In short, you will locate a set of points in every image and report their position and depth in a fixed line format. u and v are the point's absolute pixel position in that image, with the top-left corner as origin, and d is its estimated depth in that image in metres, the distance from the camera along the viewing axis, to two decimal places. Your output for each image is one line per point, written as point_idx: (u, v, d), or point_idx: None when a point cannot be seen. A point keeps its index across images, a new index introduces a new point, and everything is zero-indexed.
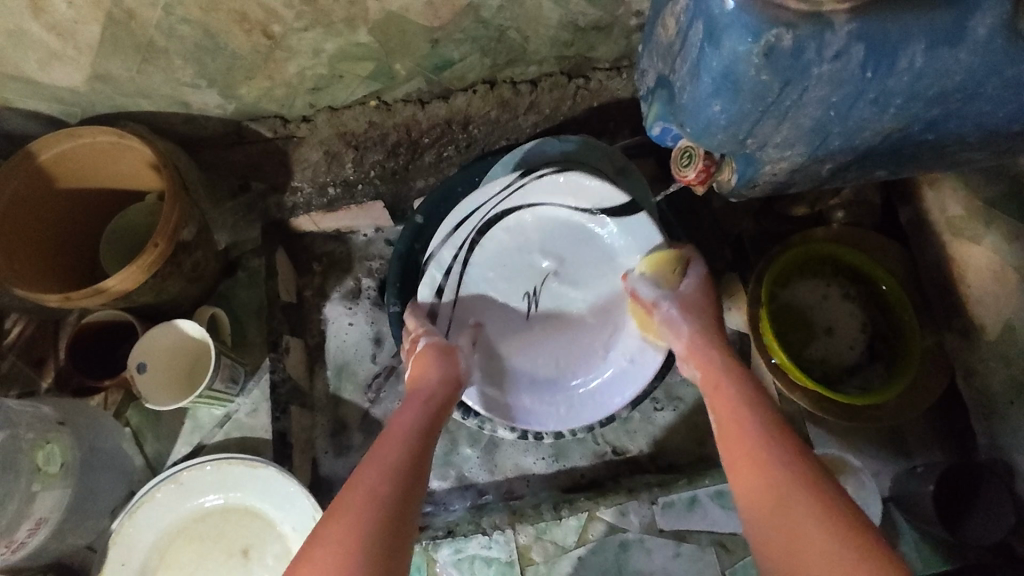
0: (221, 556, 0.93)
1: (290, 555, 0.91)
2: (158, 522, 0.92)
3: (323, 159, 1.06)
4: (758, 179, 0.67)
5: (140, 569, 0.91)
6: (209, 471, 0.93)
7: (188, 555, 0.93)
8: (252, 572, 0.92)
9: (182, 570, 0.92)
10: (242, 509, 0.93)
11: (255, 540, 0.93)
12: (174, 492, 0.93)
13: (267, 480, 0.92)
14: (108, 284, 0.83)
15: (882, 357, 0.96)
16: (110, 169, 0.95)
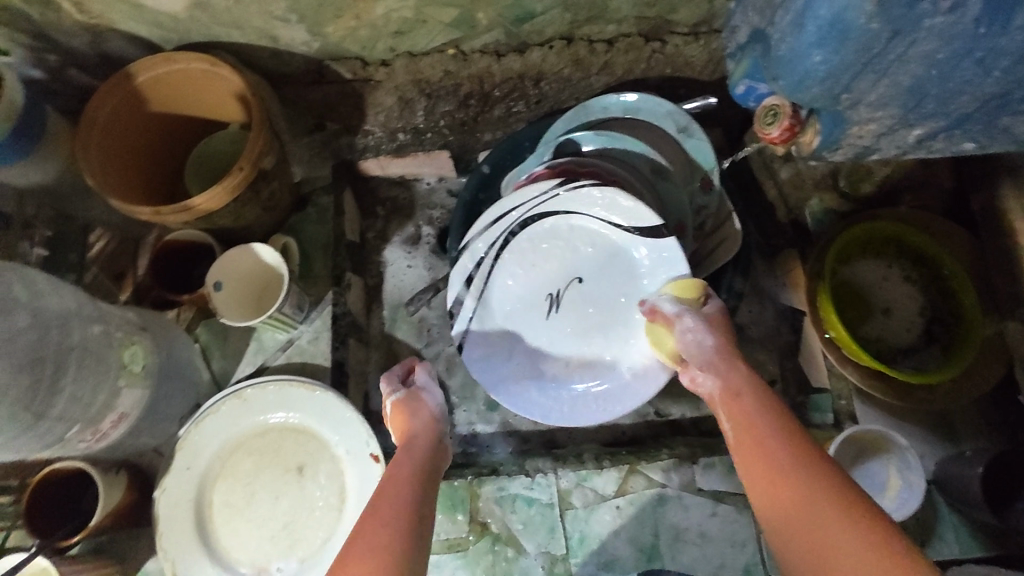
0: (276, 472, 0.97)
1: (344, 476, 0.95)
2: (221, 434, 0.96)
3: (396, 104, 1.09)
4: (842, 141, 0.68)
5: (202, 476, 0.95)
6: (271, 392, 0.97)
7: (246, 467, 0.97)
8: (305, 488, 0.96)
9: (240, 479, 0.96)
10: (300, 430, 0.97)
11: (310, 459, 0.96)
12: (237, 408, 0.97)
13: (326, 403, 0.95)
14: (196, 202, 0.88)
15: (938, 342, 0.96)
16: (197, 97, 0.99)
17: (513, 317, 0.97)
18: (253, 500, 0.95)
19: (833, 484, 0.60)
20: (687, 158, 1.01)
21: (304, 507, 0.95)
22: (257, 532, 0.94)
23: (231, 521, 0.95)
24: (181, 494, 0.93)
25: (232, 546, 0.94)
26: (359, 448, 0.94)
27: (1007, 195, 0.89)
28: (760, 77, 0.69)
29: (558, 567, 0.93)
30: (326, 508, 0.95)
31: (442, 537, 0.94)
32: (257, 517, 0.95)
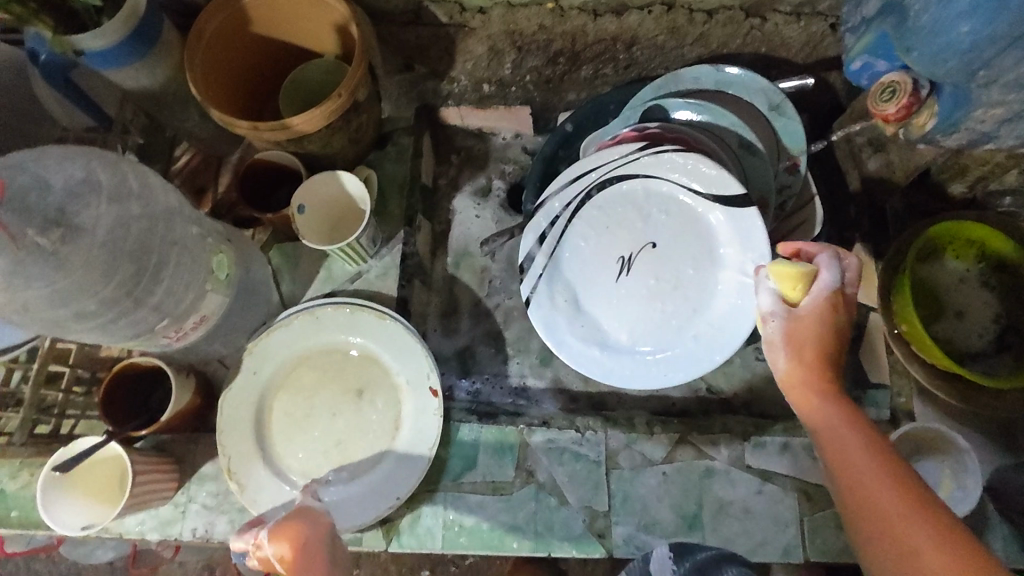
0: (335, 392, 0.99)
1: (401, 405, 0.97)
2: (289, 348, 0.99)
3: (486, 54, 1.10)
4: (960, 124, 0.68)
5: (265, 386, 0.98)
6: (342, 314, 0.99)
7: (306, 384, 0.99)
8: (361, 412, 0.97)
9: (299, 395, 0.99)
10: (363, 356, 1.00)
11: (370, 384, 0.98)
12: (307, 325, 0.99)
13: (393, 332, 0.97)
14: (292, 122, 0.90)
15: (1011, 350, 0.94)
16: (296, 25, 1.01)
17: (582, 277, 0.96)
18: (310, 416, 0.98)
19: (951, 547, 0.53)
20: (773, 135, 1.00)
21: (358, 429, 0.97)
22: (310, 446, 0.96)
23: (285, 431, 0.97)
24: (242, 401, 0.96)
25: (285, 455, 0.96)
26: (419, 377, 0.96)
27: None
28: (888, 52, 0.68)
29: (599, 522, 0.94)
30: (381, 433, 0.96)
31: (489, 479, 0.97)
32: (312, 431, 0.97)
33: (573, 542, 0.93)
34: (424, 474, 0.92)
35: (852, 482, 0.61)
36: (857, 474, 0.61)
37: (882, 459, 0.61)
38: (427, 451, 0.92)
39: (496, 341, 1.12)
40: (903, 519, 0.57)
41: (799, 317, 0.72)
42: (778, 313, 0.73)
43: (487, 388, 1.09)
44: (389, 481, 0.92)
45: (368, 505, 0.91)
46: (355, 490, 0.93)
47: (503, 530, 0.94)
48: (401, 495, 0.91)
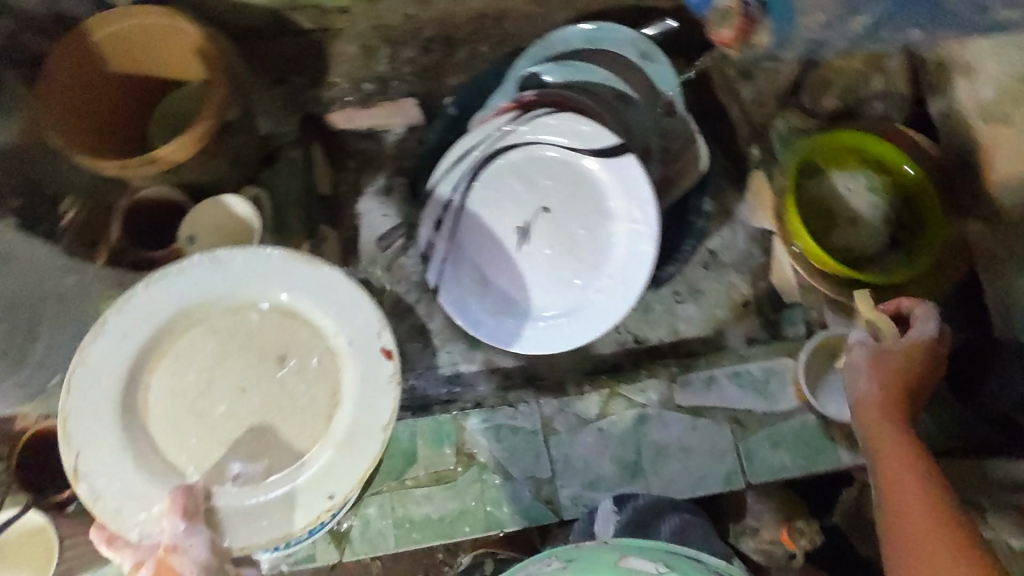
0: (246, 364, 0.77)
1: (340, 370, 0.77)
2: (178, 296, 0.76)
3: (359, 53, 1.11)
4: (788, 34, 1.00)
5: (153, 350, 0.75)
6: (240, 257, 0.78)
7: (209, 348, 0.77)
8: (285, 383, 0.77)
9: (195, 363, 0.77)
10: (284, 312, 0.79)
11: (297, 346, 0.78)
12: (206, 272, 0.77)
13: (332, 284, 0.77)
14: (161, 154, 0.88)
15: (903, 247, 0.98)
16: (157, 55, 0.99)
17: (483, 254, 0.95)
18: (209, 394, 0.76)
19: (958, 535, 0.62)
20: (647, 81, 1.00)
21: (279, 405, 0.76)
22: (207, 430, 0.75)
23: (182, 382, 0.76)
24: (101, 369, 0.73)
25: (175, 450, 0.74)
26: (365, 330, 0.76)
27: (962, 97, 0.92)
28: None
29: (545, 489, 0.96)
30: (317, 412, 0.76)
31: (431, 469, 0.97)
32: (216, 417, 0.75)
33: (523, 513, 0.95)
34: (372, 467, 0.72)
35: (890, 488, 0.69)
36: (896, 484, 0.68)
37: (930, 477, 0.68)
38: (379, 435, 0.73)
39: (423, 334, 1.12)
40: (923, 519, 0.64)
41: (885, 353, 0.79)
42: (866, 342, 0.80)
43: (421, 382, 1.08)
44: (327, 474, 0.73)
45: (298, 500, 0.72)
46: (276, 487, 0.73)
47: (454, 515, 0.95)
48: (338, 495, 0.72)
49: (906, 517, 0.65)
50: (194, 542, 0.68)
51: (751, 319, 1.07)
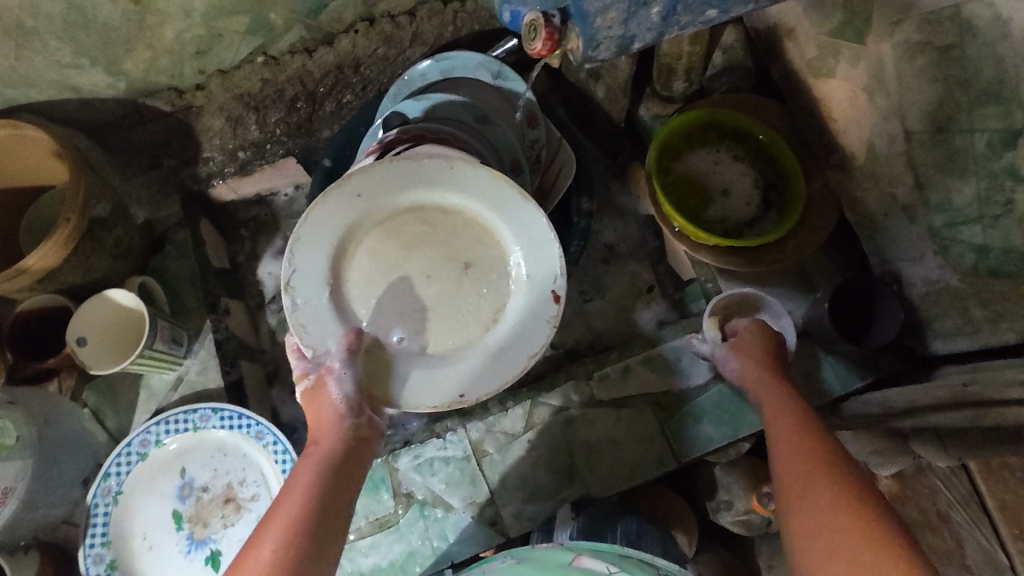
0: (438, 253, 0.75)
1: (503, 295, 0.75)
2: (376, 187, 0.72)
3: (226, 125, 1.09)
4: (599, 38, 0.71)
5: (355, 222, 0.73)
6: (483, 175, 0.72)
7: (412, 230, 0.75)
8: (461, 287, 0.75)
9: (411, 250, 0.75)
10: (483, 226, 0.75)
11: (482, 258, 0.75)
12: (437, 169, 0.72)
13: (531, 215, 0.73)
14: (27, 263, 0.86)
15: (775, 207, 1.03)
16: (12, 166, 0.98)
17: None
18: (400, 270, 0.74)
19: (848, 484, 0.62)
20: (505, 99, 1.05)
21: (439, 304, 0.74)
22: (373, 310, 0.74)
23: (378, 257, 0.74)
24: (327, 223, 0.72)
25: (360, 301, 0.74)
26: (547, 271, 0.73)
27: (793, 57, 0.98)
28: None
29: (488, 512, 0.96)
30: (477, 319, 0.74)
31: (373, 518, 0.96)
32: (399, 295, 0.74)
33: (468, 541, 0.96)
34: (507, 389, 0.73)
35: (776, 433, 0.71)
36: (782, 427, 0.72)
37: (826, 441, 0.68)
38: (523, 368, 0.72)
39: None
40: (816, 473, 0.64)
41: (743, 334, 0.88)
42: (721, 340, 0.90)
43: None
44: (466, 378, 0.73)
45: (438, 392, 0.72)
46: (415, 376, 0.73)
47: (403, 559, 0.95)
48: (470, 399, 0.72)
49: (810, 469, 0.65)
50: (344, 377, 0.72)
51: (657, 302, 1.11)
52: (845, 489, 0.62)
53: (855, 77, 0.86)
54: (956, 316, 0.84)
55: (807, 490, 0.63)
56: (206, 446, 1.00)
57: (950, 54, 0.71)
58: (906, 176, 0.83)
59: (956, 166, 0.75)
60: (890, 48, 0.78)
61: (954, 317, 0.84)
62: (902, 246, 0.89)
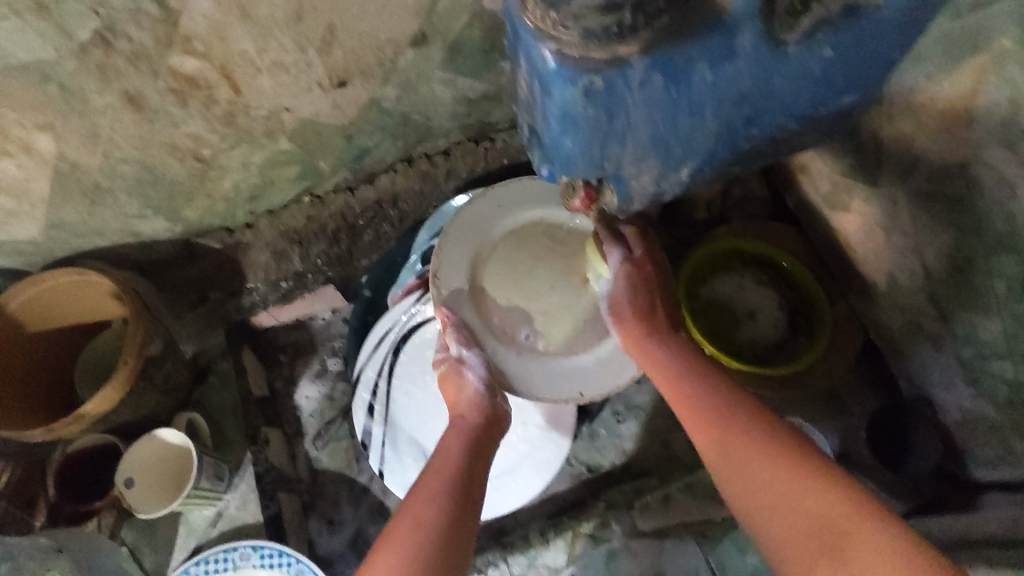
0: (563, 266, 0.96)
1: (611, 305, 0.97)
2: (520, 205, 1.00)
3: (272, 259, 1.13)
4: (632, 194, 0.77)
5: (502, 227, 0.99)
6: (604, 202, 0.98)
7: (541, 244, 0.98)
8: (577, 298, 0.96)
9: (539, 256, 0.97)
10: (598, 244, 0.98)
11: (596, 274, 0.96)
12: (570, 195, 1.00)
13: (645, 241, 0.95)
14: (86, 408, 0.90)
15: (802, 329, 1.06)
16: (72, 309, 1.03)
17: (419, 428, 1.01)
18: (533, 275, 0.96)
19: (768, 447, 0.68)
20: None
21: (558, 305, 0.96)
22: (506, 304, 0.96)
23: (513, 262, 0.97)
24: (480, 227, 0.99)
25: (499, 294, 0.96)
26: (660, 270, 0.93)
27: (809, 190, 1.05)
28: (563, 161, 0.69)
29: None
30: (590, 324, 0.97)
31: None
32: (529, 298, 0.96)
33: None
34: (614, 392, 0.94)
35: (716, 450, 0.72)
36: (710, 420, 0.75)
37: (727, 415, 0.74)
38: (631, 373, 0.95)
39: (383, 513, 1.14)
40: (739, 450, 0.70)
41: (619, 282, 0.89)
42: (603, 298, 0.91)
43: None
44: (581, 376, 0.96)
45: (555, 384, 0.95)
46: (535, 365, 0.95)
47: None
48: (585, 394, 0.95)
49: (729, 445, 0.71)
50: (476, 363, 0.90)
51: None
52: (772, 460, 0.67)
53: (870, 214, 0.92)
54: (995, 446, 0.85)
55: (767, 485, 0.66)
56: None
57: (961, 205, 0.76)
58: (930, 308, 0.87)
59: (980, 304, 0.78)
60: (902, 194, 0.84)
61: (994, 447, 0.86)
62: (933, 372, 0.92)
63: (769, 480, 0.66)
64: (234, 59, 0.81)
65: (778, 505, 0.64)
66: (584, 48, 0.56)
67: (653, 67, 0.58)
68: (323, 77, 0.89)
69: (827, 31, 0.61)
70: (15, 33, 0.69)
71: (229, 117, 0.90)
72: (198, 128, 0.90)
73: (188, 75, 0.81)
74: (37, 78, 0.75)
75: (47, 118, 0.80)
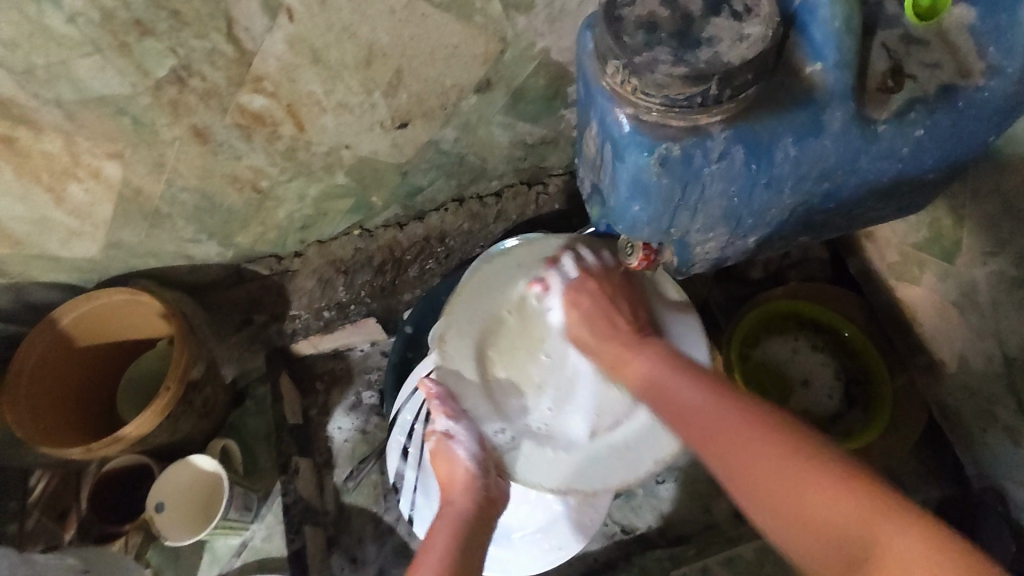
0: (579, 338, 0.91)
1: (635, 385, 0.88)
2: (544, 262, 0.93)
3: (317, 286, 1.13)
4: (694, 258, 0.75)
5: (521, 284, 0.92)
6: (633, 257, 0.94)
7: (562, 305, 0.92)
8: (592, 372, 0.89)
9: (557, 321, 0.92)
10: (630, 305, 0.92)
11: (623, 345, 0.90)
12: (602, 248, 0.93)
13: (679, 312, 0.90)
14: (125, 432, 0.91)
15: (859, 402, 1.00)
16: (121, 326, 1.04)
17: None
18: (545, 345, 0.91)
19: (775, 430, 0.57)
20: None
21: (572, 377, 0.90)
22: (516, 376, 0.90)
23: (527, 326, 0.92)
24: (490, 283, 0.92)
25: (506, 365, 0.90)
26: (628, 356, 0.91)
27: (873, 258, 1.00)
28: (627, 226, 0.66)
29: None
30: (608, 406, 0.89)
31: None
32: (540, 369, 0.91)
33: None
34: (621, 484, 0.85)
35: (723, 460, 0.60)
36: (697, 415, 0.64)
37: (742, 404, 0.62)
38: (647, 466, 0.86)
39: (406, 555, 1.11)
40: (757, 457, 0.56)
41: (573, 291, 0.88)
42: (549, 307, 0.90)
43: None
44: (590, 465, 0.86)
45: (557, 470, 0.86)
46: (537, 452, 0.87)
47: None
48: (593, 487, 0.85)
49: (732, 453, 0.59)
50: (464, 439, 0.86)
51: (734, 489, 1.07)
52: (781, 444, 0.55)
53: (943, 291, 0.87)
54: None
55: (796, 483, 0.52)
56: None
57: None
58: (1007, 397, 0.82)
59: None
60: (981, 275, 0.79)
61: None
62: (1006, 464, 0.86)
63: (785, 486, 0.53)
64: (301, 99, 0.82)
65: (810, 507, 0.51)
66: (662, 116, 0.55)
67: (733, 140, 0.57)
68: (386, 118, 0.89)
69: (919, 111, 0.60)
70: (97, 69, 0.70)
71: (290, 152, 0.90)
72: (259, 161, 0.90)
73: (255, 112, 0.82)
74: (112, 110, 0.76)
75: (118, 147, 0.81)
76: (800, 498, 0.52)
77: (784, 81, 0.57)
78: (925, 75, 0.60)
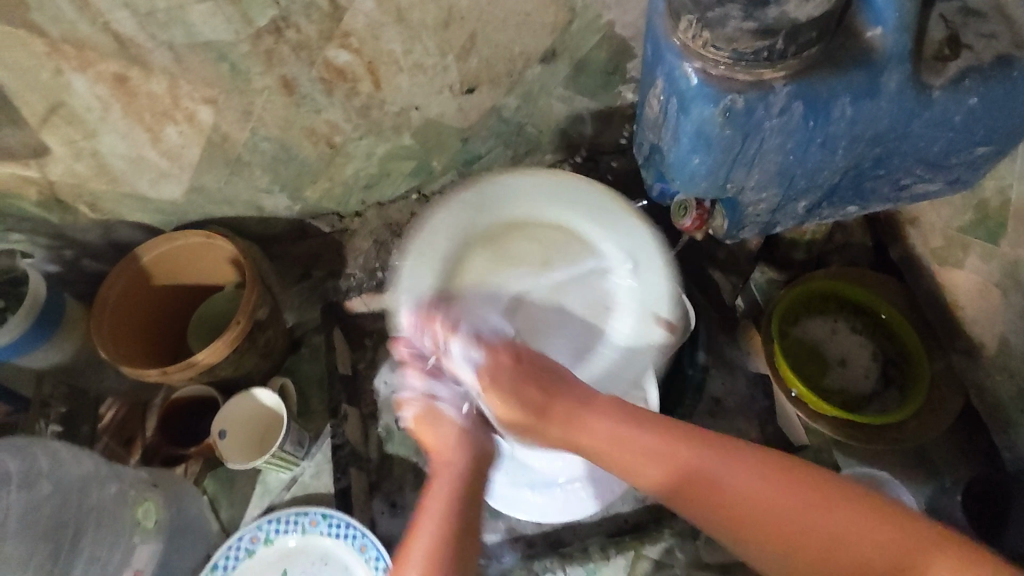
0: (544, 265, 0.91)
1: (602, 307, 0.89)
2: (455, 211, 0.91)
3: (372, 247, 1.23)
4: (745, 219, 0.79)
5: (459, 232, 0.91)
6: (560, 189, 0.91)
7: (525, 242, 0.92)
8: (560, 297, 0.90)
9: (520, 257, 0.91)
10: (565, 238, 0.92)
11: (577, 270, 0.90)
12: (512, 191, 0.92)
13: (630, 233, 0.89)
14: (198, 358, 0.98)
15: (895, 382, 1.03)
16: (194, 267, 1.12)
17: None
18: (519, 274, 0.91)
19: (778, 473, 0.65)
20: None
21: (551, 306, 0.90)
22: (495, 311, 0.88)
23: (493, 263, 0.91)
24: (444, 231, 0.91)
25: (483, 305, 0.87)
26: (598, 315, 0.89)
27: (916, 243, 1.02)
28: (686, 180, 0.71)
29: None
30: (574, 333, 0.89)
31: None
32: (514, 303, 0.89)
33: None
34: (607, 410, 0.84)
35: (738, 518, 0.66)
36: (712, 477, 0.67)
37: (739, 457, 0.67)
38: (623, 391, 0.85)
39: None
40: (765, 496, 0.65)
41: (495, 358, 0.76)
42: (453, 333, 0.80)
43: None
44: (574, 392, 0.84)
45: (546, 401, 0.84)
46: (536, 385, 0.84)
47: None
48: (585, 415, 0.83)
49: (748, 509, 0.65)
50: (451, 395, 0.78)
51: None
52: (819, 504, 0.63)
53: (986, 272, 0.89)
54: None
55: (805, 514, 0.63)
56: (311, 552, 1.02)
57: None
58: None
59: None
60: None
61: None
62: None
63: (789, 511, 0.64)
64: (382, 57, 0.89)
65: (821, 538, 0.62)
66: (729, 70, 0.60)
67: (794, 96, 0.61)
68: (455, 82, 0.96)
69: (975, 79, 0.62)
70: (208, 15, 0.77)
71: (365, 109, 0.97)
72: (336, 116, 0.97)
73: (339, 67, 0.89)
74: (214, 56, 0.83)
75: (214, 93, 0.88)
76: (803, 533, 0.63)
77: (844, 44, 0.60)
78: (981, 44, 0.62)
